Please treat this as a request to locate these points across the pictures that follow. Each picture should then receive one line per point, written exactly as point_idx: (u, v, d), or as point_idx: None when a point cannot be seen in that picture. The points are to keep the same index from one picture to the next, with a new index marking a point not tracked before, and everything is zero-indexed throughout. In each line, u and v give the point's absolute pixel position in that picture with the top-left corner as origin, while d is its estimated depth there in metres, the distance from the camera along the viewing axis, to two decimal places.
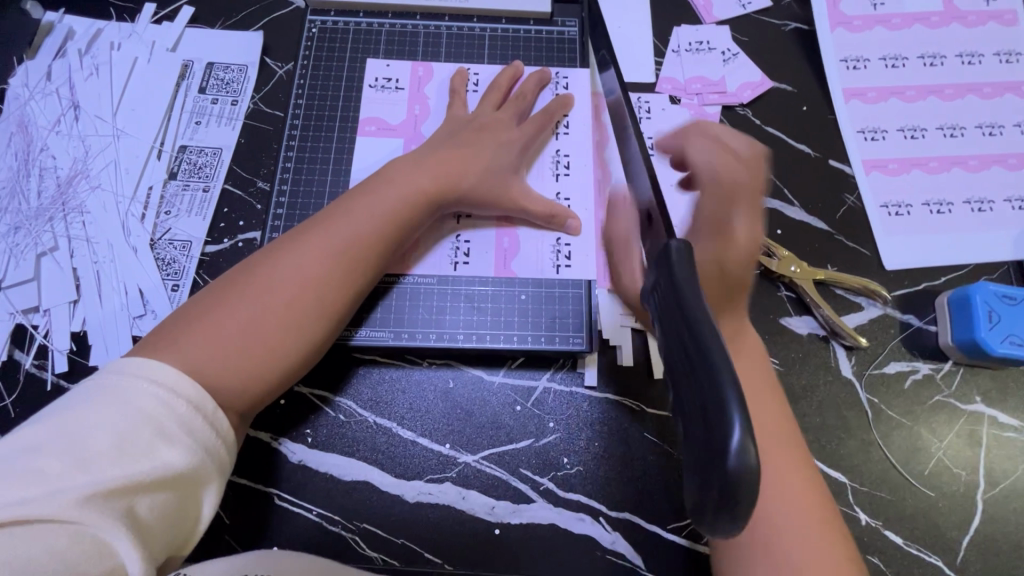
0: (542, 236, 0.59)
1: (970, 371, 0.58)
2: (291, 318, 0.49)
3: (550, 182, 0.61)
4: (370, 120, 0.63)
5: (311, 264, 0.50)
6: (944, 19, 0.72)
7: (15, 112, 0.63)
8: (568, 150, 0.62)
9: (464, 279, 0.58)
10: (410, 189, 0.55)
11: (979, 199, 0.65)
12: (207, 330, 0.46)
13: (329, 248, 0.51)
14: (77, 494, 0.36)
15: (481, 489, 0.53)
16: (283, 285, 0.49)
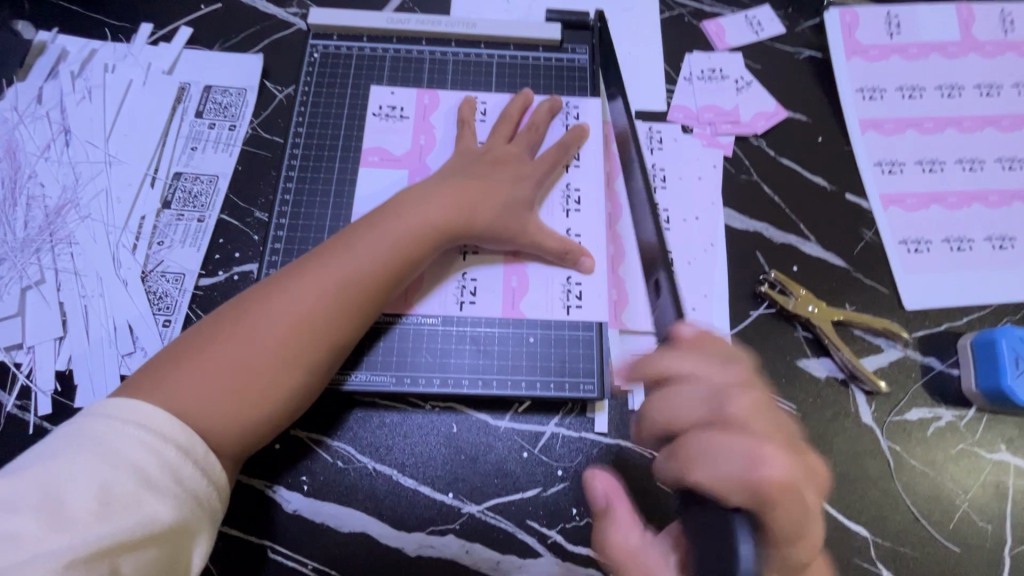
0: (553, 275, 0.57)
1: (994, 418, 0.56)
2: (287, 360, 0.46)
3: (560, 217, 0.59)
4: (373, 149, 0.60)
5: (309, 301, 0.48)
6: (961, 50, 0.70)
7: (3, 136, 0.61)
8: (579, 185, 0.60)
9: (470, 319, 0.56)
10: (415, 221, 0.52)
11: (1001, 236, 0.63)
12: (199, 373, 0.44)
13: (329, 284, 0.49)
14: (56, 558, 0.35)
15: (485, 542, 0.51)
16: (279, 323, 0.46)
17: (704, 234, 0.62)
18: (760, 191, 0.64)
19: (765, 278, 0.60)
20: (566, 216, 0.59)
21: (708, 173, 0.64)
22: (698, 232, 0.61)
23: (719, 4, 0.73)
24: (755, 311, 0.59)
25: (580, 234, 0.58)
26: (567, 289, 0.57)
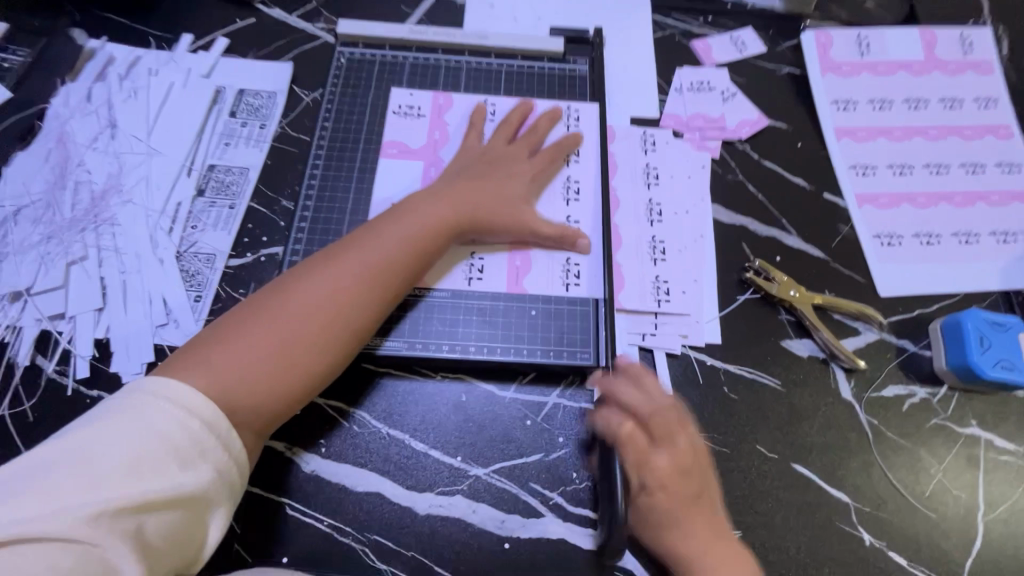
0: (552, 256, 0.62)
1: (966, 395, 0.60)
2: (316, 338, 0.50)
3: (558, 207, 0.64)
4: (393, 142, 0.66)
5: (336, 286, 0.52)
6: (926, 67, 0.77)
7: (55, 129, 0.66)
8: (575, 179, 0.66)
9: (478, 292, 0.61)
10: (432, 215, 0.58)
11: (966, 232, 0.68)
12: (237, 349, 0.48)
13: (355, 271, 0.53)
14: (85, 511, 0.37)
15: (491, 502, 0.54)
16: (308, 305, 0.51)
17: (693, 225, 0.67)
18: (745, 189, 0.70)
19: (749, 267, 0.65)
20: (564, 205, 0.64)
21: (697, 172, 0.70)
22: (688, 224, 0.67)
23: (706, 26, 0.80)
24: (742, 296, 0.64)
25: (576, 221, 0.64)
26: (565, 269, 0.62)
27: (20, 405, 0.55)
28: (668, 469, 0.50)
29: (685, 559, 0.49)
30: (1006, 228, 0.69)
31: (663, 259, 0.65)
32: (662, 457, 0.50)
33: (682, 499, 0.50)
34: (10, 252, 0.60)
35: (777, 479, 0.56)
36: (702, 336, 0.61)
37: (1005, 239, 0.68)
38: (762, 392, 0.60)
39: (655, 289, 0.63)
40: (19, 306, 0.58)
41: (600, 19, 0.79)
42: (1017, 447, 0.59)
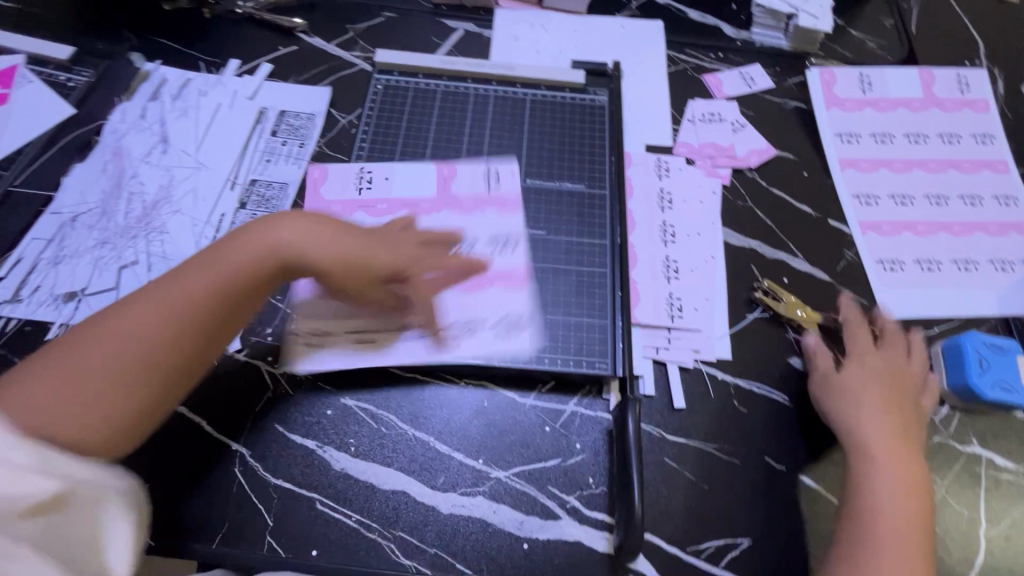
0: (461, 310, 0.63)
1: (966, 415, 0.63)
2: (105, 388, 0.48)
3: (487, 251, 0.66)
4: (444, 167, 0.71)
5: (146, 328, 0.49)
6: (924, 104, 0.82)
7: (112, 142, 0.72)
8: (513, 232, 0.67)
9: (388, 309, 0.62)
10: (247, 251, 0.54)
11: (965, 260, 0.72)
12: (93, 396, 0.47)
13: (154, 310, 0.50)
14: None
15: (511, 504, 0.57)
16: (125, 353, 0.49)
17: (705, 247, 0.71)
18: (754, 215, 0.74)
19: (755, 286, 0.69)
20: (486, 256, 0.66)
21: (708, 198, 0.74)
22: (700, 245, 0.71)
23: (717, 62, 0.86)
24: (751, 314, 0.67)
25: (496, 277, 0.65)
26: (467, 324, 0.62)
27: None
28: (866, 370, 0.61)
29: (851, 429, 0.58)
30: (1003, 257, 0.72)
31: (676, 277, 0.68)
32: (920, 365, 0.63)
33: (888, 388, 0.60)
34: (66, 256, 0.65)
35: (785, 490, 0.59)
36: (713, 351, 0.65)
37: (1003, 267, 0.72)
38: (770, 406, 0.62)
39: (669, 306, 0.66)
40: (72, 306, 0.62)
41: (617, 53, 0.85)
42: (1017, 466, 0.61)
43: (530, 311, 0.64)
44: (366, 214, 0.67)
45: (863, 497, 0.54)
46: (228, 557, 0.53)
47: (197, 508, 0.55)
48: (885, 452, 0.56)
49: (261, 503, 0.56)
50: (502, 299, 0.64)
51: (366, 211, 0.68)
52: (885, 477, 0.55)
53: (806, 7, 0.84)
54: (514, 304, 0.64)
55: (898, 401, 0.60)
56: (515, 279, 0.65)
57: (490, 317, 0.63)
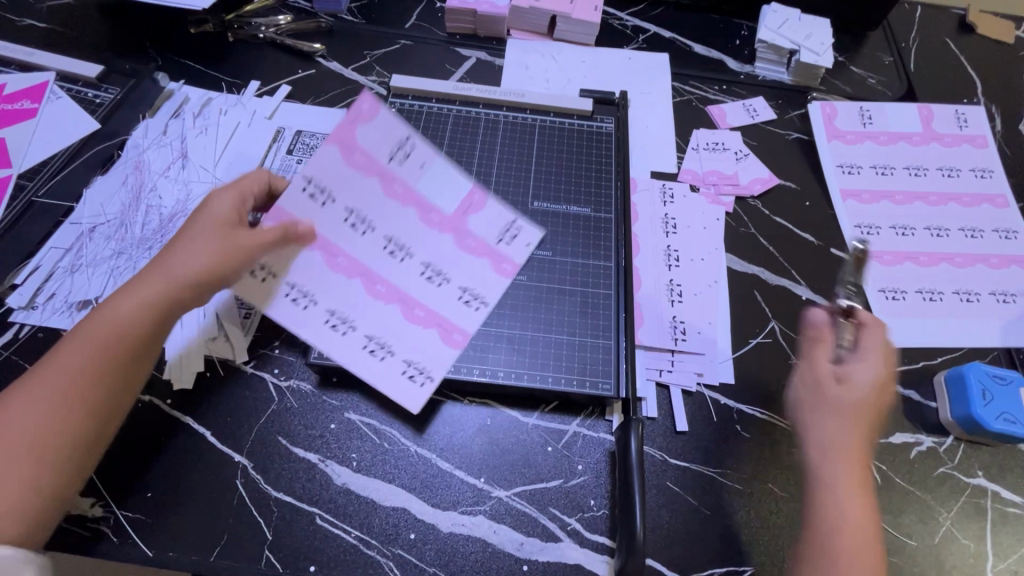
0: (387, 327, 0.58)
1: (971, 446, 0.63)
2: (8, 479, 0.46)
3: (453, 297, 0.59)
4: (479, 192, 0.61)
5: (35, 414, 0.48)
6: (924, 139, 0.84)
7: (134, 157, 0.74)
8: (488, 295, 0.59)
9: (334, 287, 0.58)
10: (114, 323, 0.51)
11: (967, 291, 0.73)
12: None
13: (55, 391, 0.48)
14: None
15: (512, 524, 0.56)
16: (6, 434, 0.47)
17: (708, 272, 0.72)
18: (757, 242, 0.75)
19: (773, 325, 0.69)
20: (448, 303, 0.59)
21: (712, 224, 0.75)
22: (703, 270, 0.72)
23: (721, 93, 0.88)
24: (754, 339, 0.68)
25: (440, 324, 0.58)
26: (382, 343, 0.57)
27: None
28: (861, 377, 0.53)
29: (831, 447, 0.51)
30: (1005, 289, 0.73)
31: (680, 301, 0.69)
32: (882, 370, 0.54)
33: (872, 406, 0.52)
34: (83, 265, 0.66)
35: (788, 518, 0.58)
36: (717, 375, 0.65)
37: (1005, 299, 0.72)
38: (773, 432, 0.62)
39: (672, 329, 0.67)
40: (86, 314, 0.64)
41: (625, 84, 0.88)
42: None
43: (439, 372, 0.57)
44: (379, 187, 0.58)
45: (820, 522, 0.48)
46: (225, 570, 0.53)
47: (196, 518, 0.55)
48: (836, 469, 0.50)
49: (261, 516, 0.55)
50: (427, 343, 0.58)
51: (382, 182, 0.58)
52: (846, 496, 0.49)
53: (807, 44, 0.87)
54: (435, 360, 0.57)
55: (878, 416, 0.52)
56: (455, 337, 0.58)
57: (402, 352, 0.57)
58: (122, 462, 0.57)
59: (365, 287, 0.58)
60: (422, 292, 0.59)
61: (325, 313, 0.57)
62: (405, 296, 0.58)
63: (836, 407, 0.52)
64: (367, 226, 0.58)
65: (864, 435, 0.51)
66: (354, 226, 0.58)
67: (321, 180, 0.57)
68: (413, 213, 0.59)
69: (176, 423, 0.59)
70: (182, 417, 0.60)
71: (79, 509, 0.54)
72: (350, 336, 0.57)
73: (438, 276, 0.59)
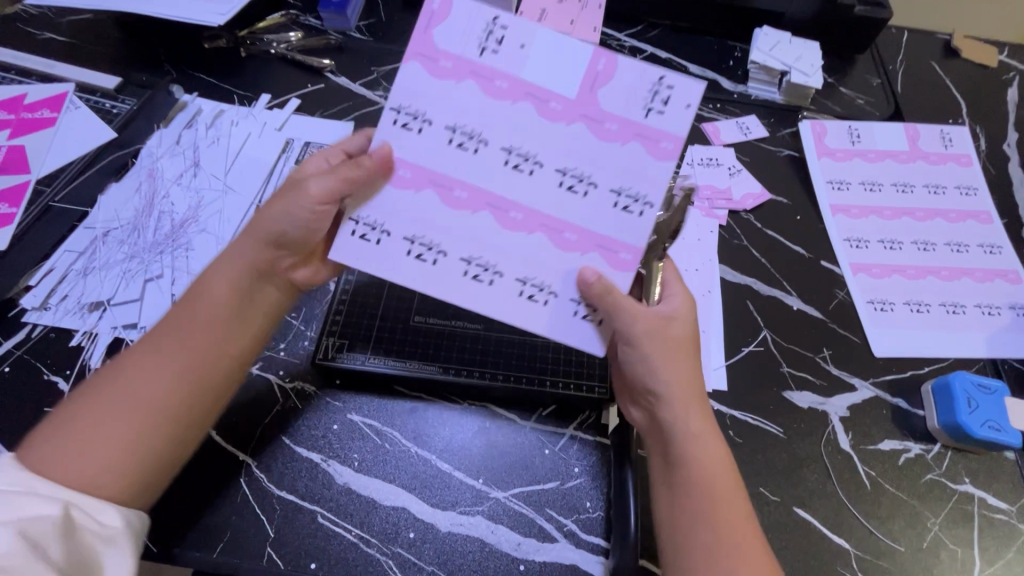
0: (510, 255, 0.51)
1: (958, 454, 0.64)
2: (127, 439, 0.47)
3: (606, 203, 0.50)
4: (602, 58, 0.50)
5: (155, 378, 0.49)
6: (910, 157, 0.87)
7: (148, 165, 0.77)
8: (647, 192, 0.50)
9: (420, 213, 0.51)
10: (221, 289, 0.53)
11: (953, 303, 0.75)
12: (103, 432, 0.47)
13: (172, 356, 0.50)
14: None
15: (510, 525, 0.57)
16: (124, 398, 0.48)
17: (702, 282, 0.74)
18: (750, 254, 0.78)
19: (765, 334, 0.71)
20: (601, 213, 0.50)
21: (706, 236, 0.78)
22: (697, 280, 0.74)
23: (715, 112, 0.92)
24: (746, 348, 0.70)
25: (601, 246, 0.51)
26: (540, 286, 0.52)
27: None
28: (673, 312, 0.55)
29: (677, 393, 0.52)
30: (990, 302, 0.75)
31: None
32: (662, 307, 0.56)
33: (675, 338, 0.54)
34: (96, 267, 0.69)
35: (780, 522, 0.59)
36: (710, 382, 0.67)
37: (989, 311, 0.74)
38: (765, 438, 0.64)
39: None
40: (97, 315, 0.66)
41: None
42: (1010, 506, 0.62)
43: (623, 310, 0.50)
44: (479, 88, 0.50)
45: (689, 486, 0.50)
46: (228, 567, 0.54)
47: (199, 516, 0.56)
48: (697, 409, 0.53)
49: (263, 514, 0.57)
50: (546, 257, 0.51)
51: (479, 83, 0.50)
52: (699, 455, 0.51)
53: (798, 65, 0.91)
54: (600, 282, 0.50)
55: (688, 350, 0.55)
56: (623, 259, 0.51)
57: (567, 289, 0.52)
58: None
59: (496, 218, 0.51)
60: (554, 209, 0.51)
61: (404, 239, 0.51)
62: (543, 220, 0.51)
63: (669, 350, 0.53)
64: (426, 122, 0.50)
65: (681, 363, 0.53)
66: (418, 128, 0.50)
67: (413, 107, 0.50)
68: (528, 106, 0.50)
69: None
70: None
71: None
72: (500, 283, 0.51)
73: (579, 181, 0.50)
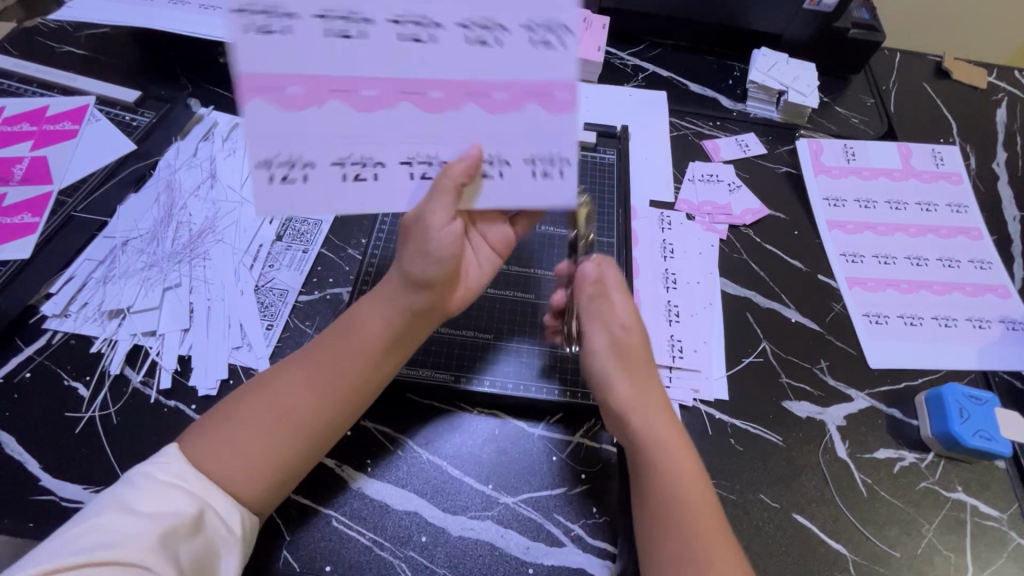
0: (495, 142, 0.52)
1: (951, 462, 0.66)
2: (268, 452, 0.52)
3: (523, 42, 0.49)
4: None
5: (303, 401, 0.54)
6: (903, 175, 0.90)
7: (166, 176, 0.79)
8: (561, 15, 0.49)
9: (331, 129, 0.49)
10: (376, 327, 0.57)
11: (945, 316, 0.78)
12: (251, 440, 0.52)
13: (320, 383, 0.55)
14: (141, 538, 0.44)
15: (519, 530, 0.59)
16: (273, 413, 0.54)
17: (704, 294, 0.76)
18: (749, 267, 0.80)
19: (764, 345, 0.74)
20: (522, 56, 0.49)
21: (707, 250, 0.81)
22: (699, 293, 0.77)
23: (714, 129, 0.95)
24: (746, 358, 0.72)
25: (533, 93, 0.51)
26: (490, 160, 0.52)
27: (107, 408, 0.62)
28: (632, 317, 0.62)
29: (633, 398, 0.58)
30: (980, 315, 0.78)
31: (677, 320, 0.74)
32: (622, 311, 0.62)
33: (635, 344, 0.61)
34: (115, 276, 0.70)
35: (780, 528, 0.61)
36: (712, 392, 0.69)
37: (980, 325, 0.77)
38: (764, 446, 0.66)
39: (670, 347, 0.71)
40: (117, 322, 0.68)
41: (625, 119, 0.94)
42: (1001, 514, 0.64)
43: (571, 152, 0.53)
44: None
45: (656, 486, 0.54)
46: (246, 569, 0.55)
47: None
48: (652, 409, 0.58)
49: (279, 518, 0.58)
50: (504, 135, 0.52)
51: None
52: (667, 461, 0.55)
53: (795, 85, 0.94)
54: (545, 134, 0.52)
55: (648, 359, 0.62)
56: (559, 98, 0.51)
57: (517, 155, 0.52)
58: None
59: (479, 105, 0.51)
60: (475, 72, 0.49)
61: (334, 164, 0.50)
62: (466, 87, 0.50)
63: (629, 360, 0.60)
64: (286, 18, 0.46)
65: (633, 360, 0.60)
66: (281, 27, 0.46)
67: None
68: None
69: None
70: None
71: None
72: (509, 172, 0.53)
73: (488, 29, 0.48)
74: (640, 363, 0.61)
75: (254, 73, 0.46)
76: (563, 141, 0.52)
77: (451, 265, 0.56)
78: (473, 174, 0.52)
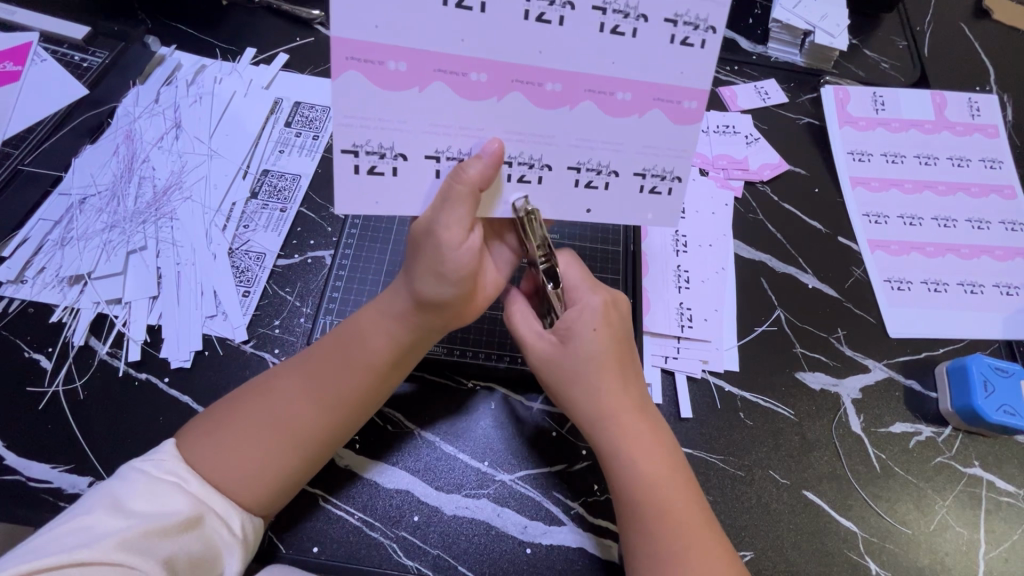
0: (608, 146, 0.47)
1: (969, 437, 0.63)
2: (269, 461, 0.48)
3: (661, 38, 0.44)
4: None
5: (303, 407, 0.50)
6: (936, 127, 0.83)
7: (125, 126, 0.71)
8: (705, 16, 0.44)
9: (428, 113, 0.44)
10: (383, 335, 0.51)
11: (972, 282, 0.73)
12: (249, 448, 0.48)
13: (323, 387, 0.50)
14: (126, 539, 0.41)
15: (515, 508, 0.56)
16: (272, 417, 0.49)
17: (716, 258, 0.71)
18: (765, 228, 0.74)
19: (778, 313, 0.69)
20: (657, 50, 0.45)
21: (720, 210, 0.74)
22: (711, 257, 0.71)
23: (732, 75, 0.86)
24: (759, 328, 0.67)
25: (659, 98, 0.46)
26: (597, 168, 0.48)
27: (72, 382, 0.58)
28: (589, 327, 0.53)
29: (596, 408, 0.52)
30: (1009, 281, 0.73)
31: (687, 287, 0.69)
32: (583, 320, 0.53)
33: (597, 363, 0.52)
34: (73, 238, 0.64)
35: (789, 505, 0.59)
36: (722, 363, 0.65)
37: (1009, 291, 0.72)
38: (776, 420, 0.63)
39: (679, 316, 0.66)
40: (78, 289, 0.62)
41: None
42: (1017, 489, 0.61)
43: (685, 167, 0.49)
44: None
45: (648, 515, 0.49)
46: None
47: None
48: (621, 423, 0.52)
49: None
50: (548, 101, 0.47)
51: None
52: (657, 490, 0.50)
53: (823, 25, 0.85)
54: (660, 144, 0.48)
55: (616, 367, 0.53)
56: (687, 109, 0.46)
57: (628, 166, 0.48)
58: (116, 442, 0.55)
59: (599, 104, 0.46)
60: (602, 65, 0.45)
61: (428, 158, 0.46)
62: (587, 83, 0.45)
63: (588, 378, 0.52)
64: None
65: (613, 376, 0.53)
66: None
67: None
68: None
69: (173, 401, 0.58)
70: (179, 398, 0.58)
71: (77, 487, 0.53)
72: (619, 183, 0.49)
73: (625, 16, 0.43)
74: (618, 383, 0.53)
75: (352, 40, 0.41)
76: (681, 152, 0.48)
77: (471, 284, 0.50)
78: (491, 176, 0.45)
